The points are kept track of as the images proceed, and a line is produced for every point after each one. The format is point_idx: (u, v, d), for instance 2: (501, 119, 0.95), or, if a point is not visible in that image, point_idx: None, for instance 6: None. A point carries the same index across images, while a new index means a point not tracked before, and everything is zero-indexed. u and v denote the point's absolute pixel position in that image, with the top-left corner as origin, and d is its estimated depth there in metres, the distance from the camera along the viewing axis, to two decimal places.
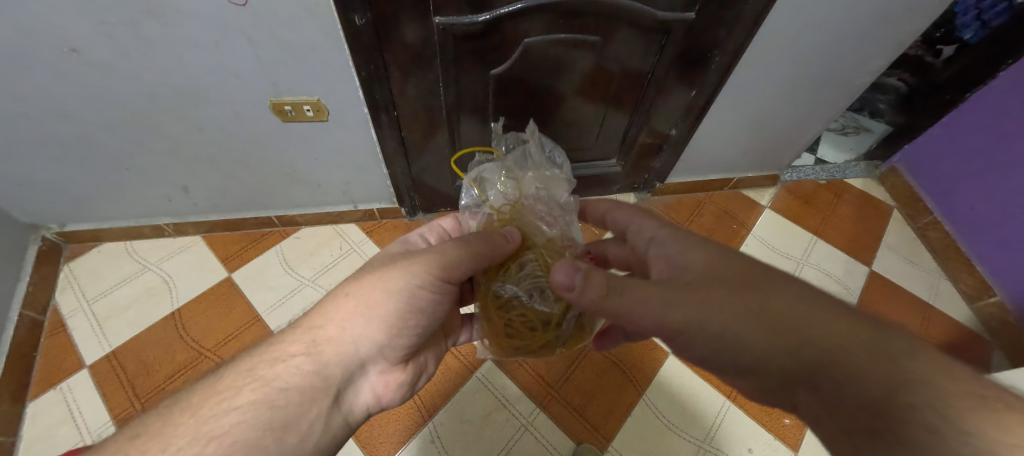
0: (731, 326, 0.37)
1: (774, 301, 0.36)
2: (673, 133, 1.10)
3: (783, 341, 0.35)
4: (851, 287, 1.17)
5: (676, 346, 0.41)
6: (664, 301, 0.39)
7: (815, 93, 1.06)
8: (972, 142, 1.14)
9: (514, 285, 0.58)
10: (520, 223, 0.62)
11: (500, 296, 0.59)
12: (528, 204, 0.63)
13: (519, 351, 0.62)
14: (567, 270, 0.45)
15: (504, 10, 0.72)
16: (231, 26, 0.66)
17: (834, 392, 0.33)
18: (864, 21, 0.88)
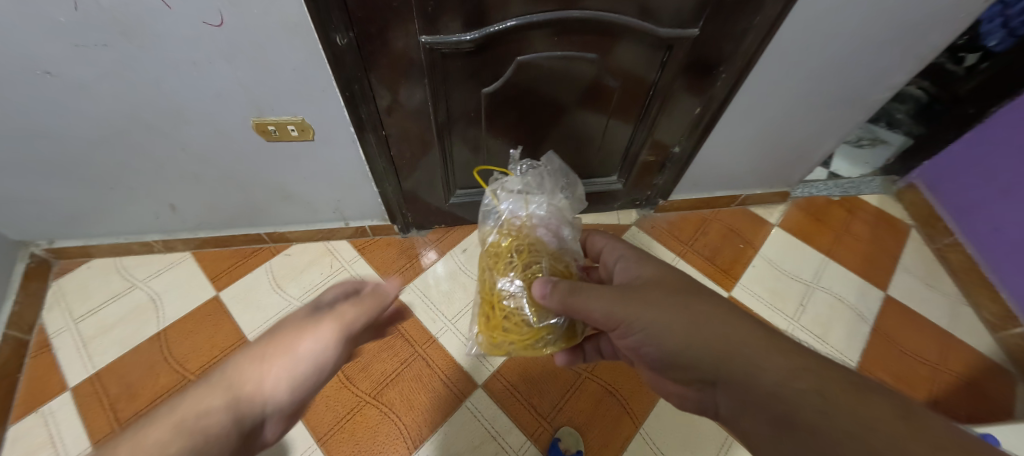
0: (661, 319, 0.46)
1: (700, 305, 0.46)
2: (676, 150, 1.05)
3: (701, 336, 0.43)
4: (864, 312, 1.10)
5: (627, 340, 0.50)
6: (609, 300, 0.50)
7: (828, 109, 1.00)
8: (980, 161, 1.11)
9: (512, 278, 0.62)
10: (528, 240, 0.67)
11: (499, 291, 0.63)
12: (537, 225, 0.69)
13: (509, 346, 0.62)
14: (541, 283, 0.56)
15: (496, 27, 0.68)
16: (208, 48, 0.63)
17: (741, 387, 0.39)
18: (882, 35, 0.82)
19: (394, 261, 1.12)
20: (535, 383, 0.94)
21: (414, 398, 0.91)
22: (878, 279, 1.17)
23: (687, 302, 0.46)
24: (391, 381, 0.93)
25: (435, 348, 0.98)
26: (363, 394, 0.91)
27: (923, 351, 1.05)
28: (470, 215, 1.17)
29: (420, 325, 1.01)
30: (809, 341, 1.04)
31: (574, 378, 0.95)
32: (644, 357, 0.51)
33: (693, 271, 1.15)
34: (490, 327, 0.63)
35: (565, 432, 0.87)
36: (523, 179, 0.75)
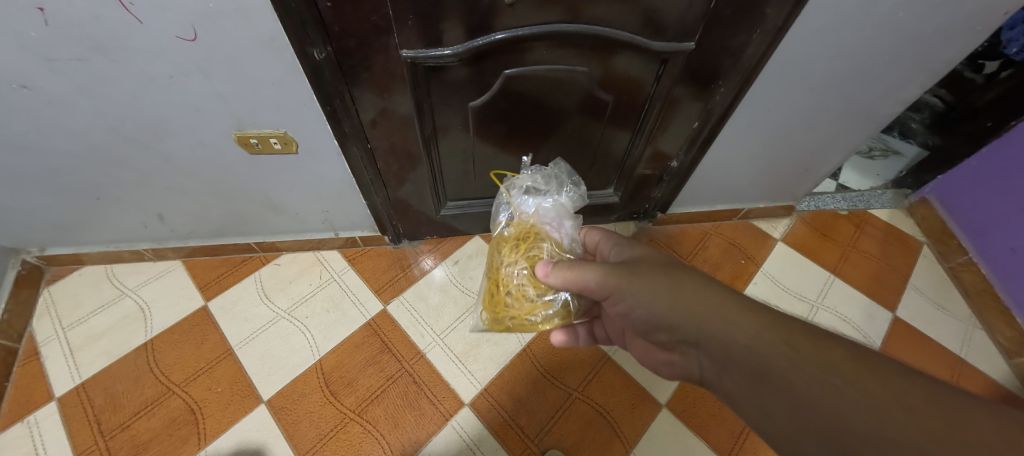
0: (646, 289, 0.49)
1: (680, 278, 0.49)
2: (674, 164, 1.02)
3: (681, 304, 0.46)
4: (871, 334, 1.06)
5: (618, 307, 0.53)
6: (602, 272, 0.52)
7: (834, 124, 0.96)
8: (979, 168, 1.10)
9: (518, 260, 0.62)
10: (533, 235, 0.64)
11: (505, 270, 0.62)
12: (541, 224, 0.66)
13: (510, 324, 0.62)
14: (545, 262, 0.56)
15: (481, 41, 0.65)
16: (183, 62, 0.61)
17: (717, 349, 0.42)
18: (892, 48, 0.78)
19: (384, 272, 1.11)
20: (523, 402, 0.91)
21: (399, 416, 0.89)
22: (886, 299, 1.12)
23: (670, 274, 0.50)
24: (376, 398, 0.91)
25: (422, 364, 0.96)
26: (346, 411, 0.89)
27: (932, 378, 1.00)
28: (462, 226, 1.14)
29: (408, 339, 0.99)
30: None
31: (565, 398, 0.92)
32: (633, 324, 0.53)
33: None
34: (494, 303, 0.63)
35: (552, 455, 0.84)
36: (533, 177, 0.72)
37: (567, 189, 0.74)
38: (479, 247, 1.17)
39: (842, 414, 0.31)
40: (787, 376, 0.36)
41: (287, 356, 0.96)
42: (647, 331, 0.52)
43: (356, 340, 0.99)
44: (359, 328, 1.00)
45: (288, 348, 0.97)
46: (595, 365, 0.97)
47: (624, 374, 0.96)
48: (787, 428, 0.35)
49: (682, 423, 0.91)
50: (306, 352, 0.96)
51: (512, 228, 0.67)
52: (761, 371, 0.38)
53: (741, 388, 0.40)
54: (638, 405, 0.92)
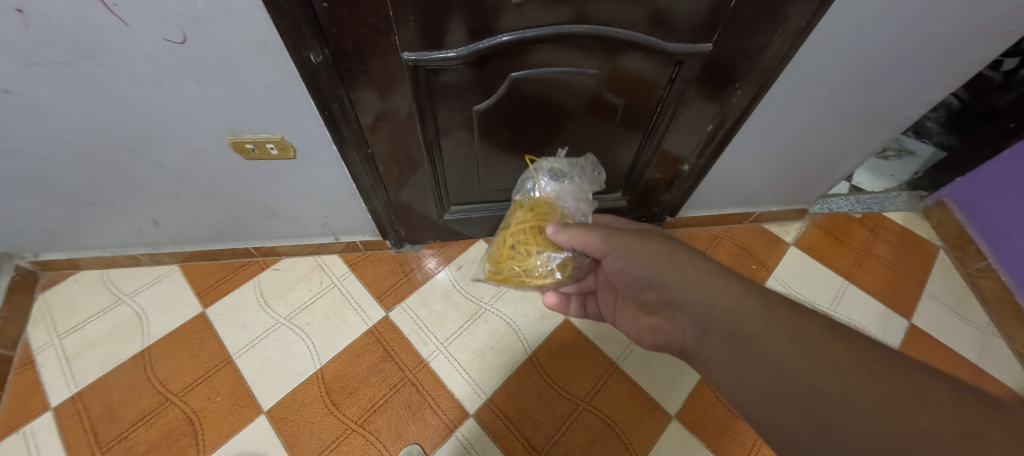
0: (642, 254, 0.54)
1: (678, 248, 0.52)
2: (685, 167, 0.99)
3: (675, 268, 0.49)
4: (886, 343, 1.03)
5: (614, 266, 0.58)
6: (602, 234, 0.59)
7: (852, 127, 0.92)
8: (986, 169, 1.10)
9: (525, 222, 0.69)
10: (544, 206, 0.71)
11: (514, 230, 0.69)
12: (555, 199, 0.72)
13: (510, 278, 0.67)
14: (554, 222, 0.63)
15: (486, 43, 0.62)
16: (172, 65, 0.58)
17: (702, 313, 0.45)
18: (919, 49, 0.74)
19: (386, 278, 1.08)
20: (529, 414, 0.89)
21: (401, 428, 0.87)
22: (901, 306, 1.09)
23: (670, 245, 0.53)
24: (378, 408, 0.89)
25: (425, 373, 0.93)
26: (348, 421, 0.87)
27: None
28: (466, 230, 1.12)
29: (411, 347, 0.97)
30: None
31: (572, 409, 0.90)
32: (628, 284, 0.58)
33: None
34: (500, 256, 0.69)
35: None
36: (554, 162, 0.78)
37: (585, 178, 0.79)
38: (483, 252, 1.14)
39: (811, 375, 0.34)
40: (763, 343, 0.38)
41: (288, 364, 0.93)
42: (639, 292, 0.56)
43: (358, 348, 0.96)
44: (360, 336, 0.98)
45: (288, 357, 0.94)
46: (602, 375, 0.95)
47: (631, 384, 0.94)
48: (755, 389, 0.38)
49: (692, 435, 0.88)
50: (306, 360, 0.94)
51: (529, 200, 0.73)
52: (747, 341, 0.39)
53: (717, 351, 0.43)
54: (647, 418, 0.90)
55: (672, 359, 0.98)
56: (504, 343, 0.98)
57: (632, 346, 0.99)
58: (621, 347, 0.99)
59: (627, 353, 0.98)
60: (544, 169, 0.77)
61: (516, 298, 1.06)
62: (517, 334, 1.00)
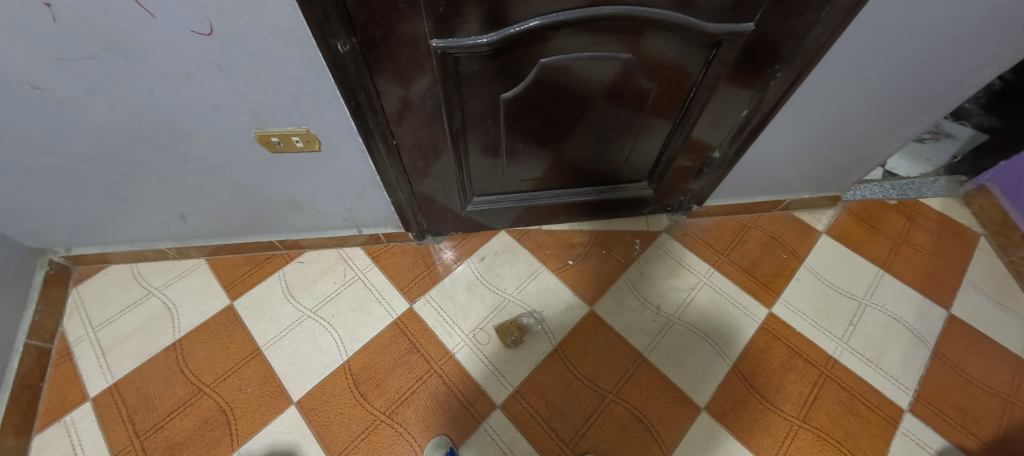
0: None
1: None
2: (716, 154, 0.96)
3: None
4: (924, 333, 0.99)
5: None
6: None
7: (896, 109, 0.88)
8: None
9: (443, 331, 0.98)
10: (446, 320, 1.00)
11: (458, 341, 0.96)
12: (446, 306, 1.02)
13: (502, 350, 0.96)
14: None
15: (517, 28, 0.59)
16: (199, 57, 0.57)
17: None
18: (979, 23, 0.69)
19: (409, 270, 1.08)
20: (557, 405, 0.88)
21: (429, 418, 0.87)
22: (950, 431, 0.87)
23: None
24: (406, 400, 0.89)
25: (451, 364, 0.93)
26: (376, 412, 0.87)
27: (991, 380, 0.93)
28: (488, 222, 1.11)
29: (436, 339, 0.97)
30: (858, 367, 0.94)
31: (599, 400, 0.89)
32: None
33: (728, 284, 1.06)
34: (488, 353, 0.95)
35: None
36: (443, 307, 1.02)
37: (454, 272, 1.08)
38: (506, 243, 1.14)
39: None
40: None
41: (315, 356, 0.94)
42: None
43: (383, 340, 0.96)
44: (386, 328, 0.98)
45: (315, 349, 0.95)
46: (629, 367, 0.94)
47: (660, 376, 0.92)
48: None
49: (723, 428, 0.87)
50: (333, 352, 0.95)
51: (444, 338, 0.97)
52: None
53: None
54: (676, 411, 0.88)
55: (700, 350, 0.96)
56: (530, 335, 0.98)
57: (659, 337, 0.98)
58: (648, 339, 0.97)
59: (654, 344, 0.97)
60: (442, 313, 1.01)
61: (540, 289, 1.05)
62: (542, 326, 0.99)
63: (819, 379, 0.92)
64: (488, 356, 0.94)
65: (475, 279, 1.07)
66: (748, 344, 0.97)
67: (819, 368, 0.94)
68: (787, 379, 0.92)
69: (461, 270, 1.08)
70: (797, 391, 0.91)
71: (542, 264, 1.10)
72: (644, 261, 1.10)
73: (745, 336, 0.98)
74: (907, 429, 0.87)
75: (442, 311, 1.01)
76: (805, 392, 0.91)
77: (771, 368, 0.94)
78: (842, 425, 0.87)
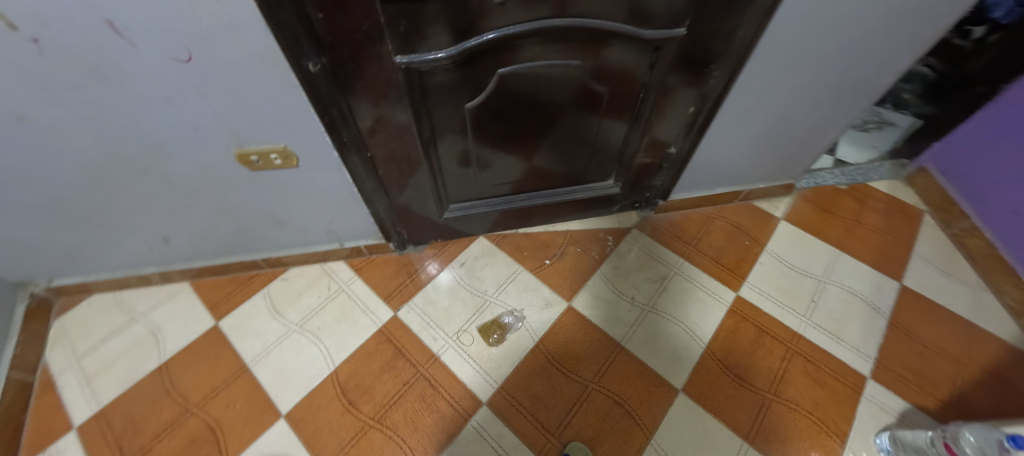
0: None
1: None
2: (673, 150, 1.03)
3: None
4: (880, 305, 1.06)
5: None
6: None
7: (829, 99, 0.96)
8: (965, 135, 1.15)
9: (427, 335, 1.01)
10: (429, 325, 1.03)
11: (441, 345, 0.99)
12: (430, 312, 1.05)
13: (486, 349, 0.99)
14: None
15: (473, 42, 0.65)
16: (179, 82, 0.62)
17: None
18: (883, 19, 0.78)
19: (392, 280, 1.11)
20: (541, 398, 0.92)
21: (418, 420, 0.89)
22: (911, 394, 0.92)
23: None
24: (394, 404, 0.91)
25: (437, 366, 0.96)
26: (365, 418, 0.89)
27: (944, 343, 1.00)
28: (467, 228, 1.15)
29: (421, 343, 1.00)
30: (822, 340, 1.00)
31: (581, 390, 0.93)
32: None
33: (698, 272, 1.12)
34: (472, 353, 0.98)
35: (575, 447, 0.84)
36: (426, 313, 1.05)
37: (436, 279, 1.11)
38: (485, 248, 1.18)
39: None
40: None
41: (302, 368, 0.96)
42: None
43: (369, 348, 0.99)
44: (371, 336, 1.01)
45: (302, 361, 0.97)
46: (609, 357, 0.98)
47: (638, 362, 0.97)
48: None
49: (700, 407, 0.91)
50: (321, 363, 0.97)
51: (429, 342, 1.00)
52: None
53: None
54: (654, 393, 0.92)
55: (675, 336, 1.01)
56: (512, 333, 1.01)
57: (635, 326, 1.02)
58: (625, 328, 1.02)
59: (631, 333, 1.01)
60: (426, 319, 1.04)
61: (520, 289, 1.09)
62: (524, 324, 1.03)
63: (787, 355, 0.98)
64: (473, 355, 0.98)
65: (456, 284, 1.10)
66: (718, 326, 1.02)
67: (785, 344, 0.99)
68: (757, 357, 0.97)
69: (443, 277, 1.12)
70: (767, 367, 0.96)
71: (521, 265, 1.14)
72: (617, 256, 1.16)
73: (715, 318, 1.04)
74: (870, 395, 0.92)
75: (425, 318, 1.04)
76: (774, 368, 0.96)
77: (742, 348, 0.99)
78: (810, 396, 0.92)
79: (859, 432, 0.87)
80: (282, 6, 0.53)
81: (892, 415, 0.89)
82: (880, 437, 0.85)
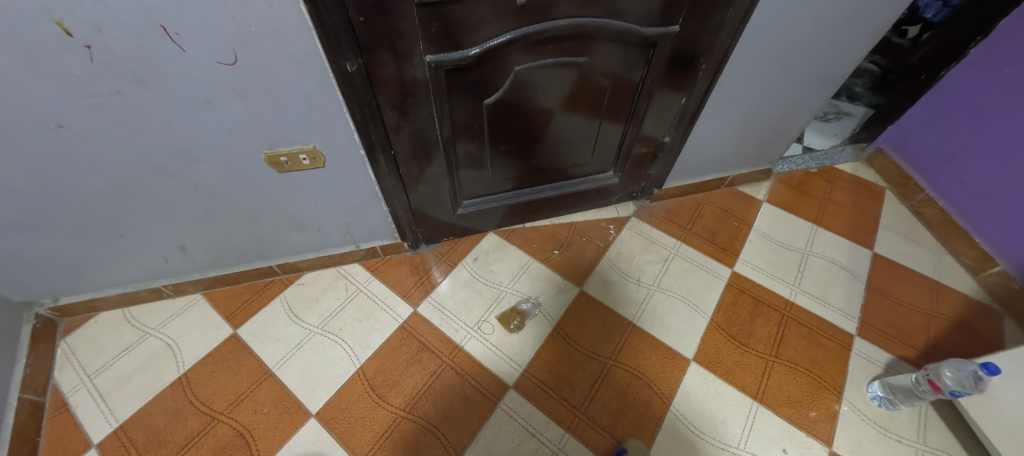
0: None
1: None
2: (666, 140, 1.12)
3: None
4: (857, 271, 1.17)
5: None
6: None
7: (800, 88, 1.08)
8: (913, 117, 1.30)
9: (448, 328, 1.04)
10: (449, 318, 1.06)
11: (463, 336, 1.03)
12: (448, 306, 1.08)
13: (507, 336, 1.03)
14: None
15: (495, 42, 0.72)
16: (219, 86, 0.64)
17: None
18: (841, 15, 0.90)
19: (408, 278, 1.14)
20: (564, 377, 0.96)
21: (449, 408, 0.91)
22: (893, 346, 1.02)
23: None
24: (423, 394, 0.93)
25: (462, 356, 0.99)
26: (397, 410, 0.91)
27: (916, 300, 1.12)
28: (477, 224, 1.20)
29: (444, 335, 1.03)
30: (811, 305, 1.10)
31: (601, 366, 0.98)
32: None
33: (695, 253, 1.21)
34: (493, 341, 1.02)
35: (632, 446, 0.85)
36: (445, 307, 1.08)
37: (451, 275, 1.15)
38: (495, 243, 1.23)
39: None
40: None
41: (328, 368, 0.97)
42: None
43: (393, 343, 1.01)
44: (394, 332, 1.03)
45: (327, 361, 0.98)
46: (623, 335, 1.03)
47: (651, 337, 1.03)
48: None
49: (711, 373, 0.97)
50: (346, 362, 0.98)
51: (451, 334, 1.03)
52: None
53: None
54: (669, 364, 0.99)
55: (681, 311, 1.08)
56: (530, 320, 1.06)
57: (644, 305, 1.09)
58: (635, 307, 1.08)
59: (641, 311, 1.08)
60: (445, 313, 1.07)
61: (533, 278, 1.14)
62: (540, 310, 1.08)
63: (783, 321, 1.06)
64: (495, 342, 1.02)
65: (470, 278, 1.14)
66: (719, 300, 1.10)
67: (781, 311, 1.08)
68: (757, 324, 1.06)
69: (458, 272, 1.15)
70: (767, 333, 1.04)
71: (531, 256, 1.20)
72: (620, 243, 1.23)
73: (715, 293, 1.12)
74: (859, 350, 1.02)
75: (444, 313, 1.07)
76: (773, 333, 1.04)
77: (742, 318, 1.07)
78: (807, 355, 1.00)
79: (854, 383, 0.96)
80: (330, 11, 0.58)
81: (879, 366, 0.99)
82: (872, 387, 0.94)
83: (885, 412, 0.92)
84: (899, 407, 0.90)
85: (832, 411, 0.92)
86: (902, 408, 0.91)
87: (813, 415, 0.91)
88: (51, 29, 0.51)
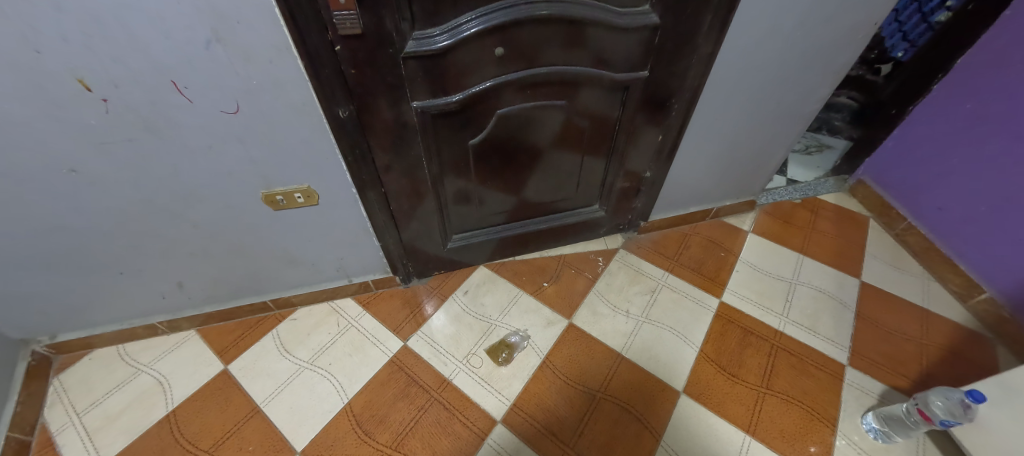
0: None
1: None
2: (648, 174, 1.17)
3: None
4: (845, 299, 1.18)
5: None
6: None
7: (772, 123, 1.15)
8: (887, 149, 1.35)
9: (436, 362, 1.05)
10: (438, 352, 1.07)
11: (450, 370, 1.03)
12: (436, 339, 1.09)
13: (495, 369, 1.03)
14: None
15: (476, 89, 0.78)
16: (222, 132, 0.70)
17: None
18: (802, 58, 0.97)
19: (399, 312, 1.16)
20: (553, 411, 0.95)
21: (435, 444, 0.90)
22: (885, 376, 1.01)
23: None
24: (410, 430, 0.92)
25: (450, 390, 0.99)
26: (383, 447, 0.90)
27: (906, 328, 1.11)
28: (467, 258, 1.23)
29: (434, 370, 1.03)
30: (801, 335, 1.10)
31: (589, 400, 0.97)
32: None
33: (683, 283, 1.22)
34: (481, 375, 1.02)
35: None
36: (433, 340, 1.09)
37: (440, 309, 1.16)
38: (485, 275, 1.25)
39: None
40: None
41: (316, 403, 0.97)
42: None
43: (382, 378, 1.01)
44: (383, 366, 1.04)
45: (315, 396, 0.98)
46: (612, 367, 1.03)
47: (640, 369, 1.03)
48: None
49: (702, 406, 0.96)
50: (335, 397, 0.98)
51: (439, 368, 1.03)
52: None
53: None
54: (659, 397, 0.98)
55: (670, 343, 1.08)
56: (519, 352, 1.07)
57: (632, 336, 1.10)
58: (624, 339, 1.09)
59: (629, 343, 1.08)
60: (433, 347, 1.08)
61: (522, 311, 1.16)
62: (529, 342, 1.09)
63: (773, 351, 1.06)
64: (484, 375, 1.02)
65: (460, 311, 1.16)
66: (708, 330, 1.11)
67: (770, 341, 1.08)
68: (746, 354, 1.06)
69: (447, 306, 1.17)
70: (757, 363, 1.04)
71: (521, 289, 1.22)
72: (609, 274, 1.25)
73: (703, 323, 1.13)
74: (851, 381, 1.00)
75: (432, 346, 1.08)
76: (763, 363, 1.04)
77: (732, 348, 1.07)
78: (799, 386, 0.99)
79: (848, 415, 0.94)
80: (325, 65, 0.65)
81: (872, 397, 0.97)
82: (866, 419, 0.92)
83: (882, 445, 0.90)
84: (895, 439, 0.88)
85: (828, 445, 0.90)
86: (898, 440, 0.89)
87: (810, 450, 0.89)
88: (72, 85, 0.57)
